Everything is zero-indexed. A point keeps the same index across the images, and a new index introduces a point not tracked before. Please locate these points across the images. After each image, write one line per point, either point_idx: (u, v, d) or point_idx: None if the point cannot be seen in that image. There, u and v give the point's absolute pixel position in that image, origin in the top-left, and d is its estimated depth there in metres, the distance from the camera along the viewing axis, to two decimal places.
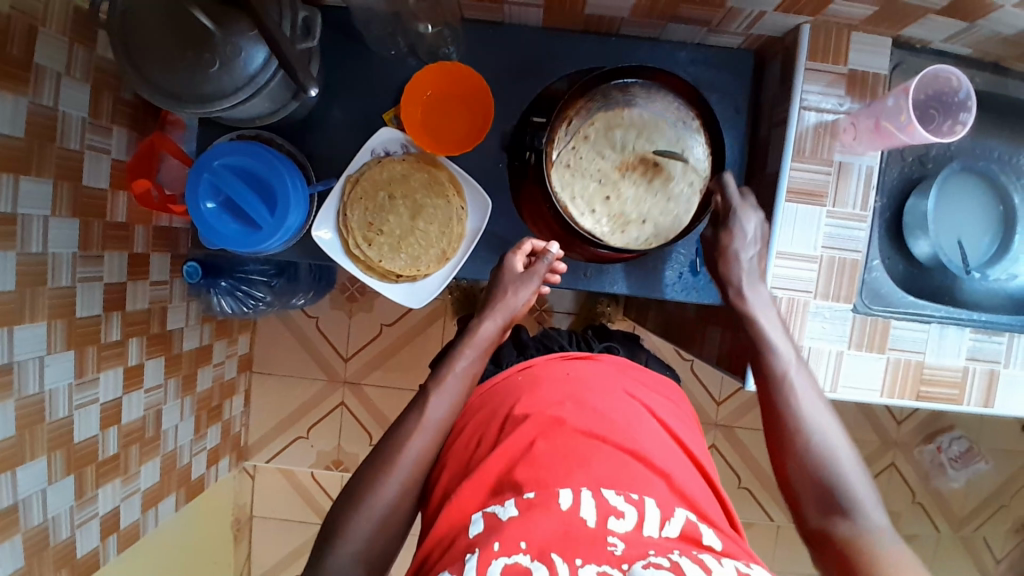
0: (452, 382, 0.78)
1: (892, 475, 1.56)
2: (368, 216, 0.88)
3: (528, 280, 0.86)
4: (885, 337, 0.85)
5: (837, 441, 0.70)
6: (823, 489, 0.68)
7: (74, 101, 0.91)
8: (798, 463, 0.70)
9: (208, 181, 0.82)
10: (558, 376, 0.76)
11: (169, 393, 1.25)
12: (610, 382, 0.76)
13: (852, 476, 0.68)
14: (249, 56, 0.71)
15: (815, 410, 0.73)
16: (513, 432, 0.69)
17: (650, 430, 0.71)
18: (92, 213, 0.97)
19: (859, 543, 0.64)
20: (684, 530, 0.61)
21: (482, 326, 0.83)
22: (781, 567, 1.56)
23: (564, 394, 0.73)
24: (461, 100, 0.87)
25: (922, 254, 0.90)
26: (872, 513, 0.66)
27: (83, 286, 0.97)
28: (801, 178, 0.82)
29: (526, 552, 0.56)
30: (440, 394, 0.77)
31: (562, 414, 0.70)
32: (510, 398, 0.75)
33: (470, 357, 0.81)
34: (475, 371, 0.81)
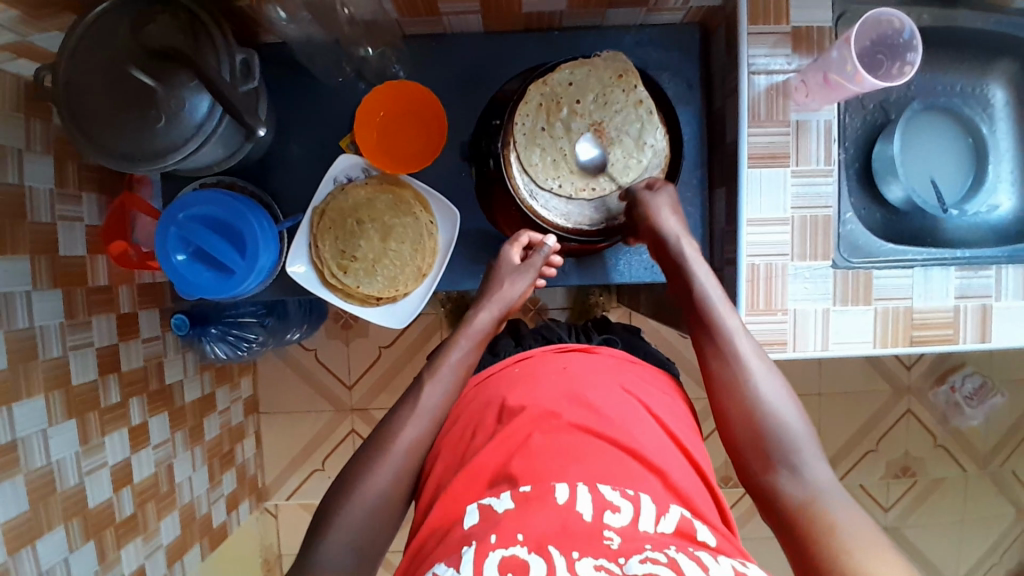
0: (447, 372, 0.79)
1: (909, 423, 1.55)
2: (339, 245, 0.88)
3: (524, 274, 0.86)
4: (869, 288, 0.84)
5: (775, 394, 0.70)
6: (767, 445, 0.68)
7: (40, 175, 0.92)
8: (741, 416, 0.70)
9: (175, 234, 0.82)
10: (553, 371, 0.75)
11: (177, 446, 1.25)
12: (604, 376, 0.75)
13: (795, 431, 0.68)
14: (193, 106, 0.72)
15: (764, 375, 0.72)
16: (510, 424, 0.69)
17: (643, 423, 0.70)
18: (73, 281, 0.98)
19: (807, 499, 0.63)
20: (679, 526, 0.60)
21: (478, 317, 0.84)
22: None
23: (559, 389, 0.72)
24: (414, 116, 0.87)
25: (896, 199, 0.90)
26: (818, 471, 0.66)
27: (75, 353, 0.98)
28: (762, 142, 0.82)
29: (523, 544, 0.55)
30: (435, 382, 0.78)
31: (557, 408, 0.69)
32: (504, 388, 0.74)
33: (465, 349, 0.82)
34: (470, 363, 0.81)
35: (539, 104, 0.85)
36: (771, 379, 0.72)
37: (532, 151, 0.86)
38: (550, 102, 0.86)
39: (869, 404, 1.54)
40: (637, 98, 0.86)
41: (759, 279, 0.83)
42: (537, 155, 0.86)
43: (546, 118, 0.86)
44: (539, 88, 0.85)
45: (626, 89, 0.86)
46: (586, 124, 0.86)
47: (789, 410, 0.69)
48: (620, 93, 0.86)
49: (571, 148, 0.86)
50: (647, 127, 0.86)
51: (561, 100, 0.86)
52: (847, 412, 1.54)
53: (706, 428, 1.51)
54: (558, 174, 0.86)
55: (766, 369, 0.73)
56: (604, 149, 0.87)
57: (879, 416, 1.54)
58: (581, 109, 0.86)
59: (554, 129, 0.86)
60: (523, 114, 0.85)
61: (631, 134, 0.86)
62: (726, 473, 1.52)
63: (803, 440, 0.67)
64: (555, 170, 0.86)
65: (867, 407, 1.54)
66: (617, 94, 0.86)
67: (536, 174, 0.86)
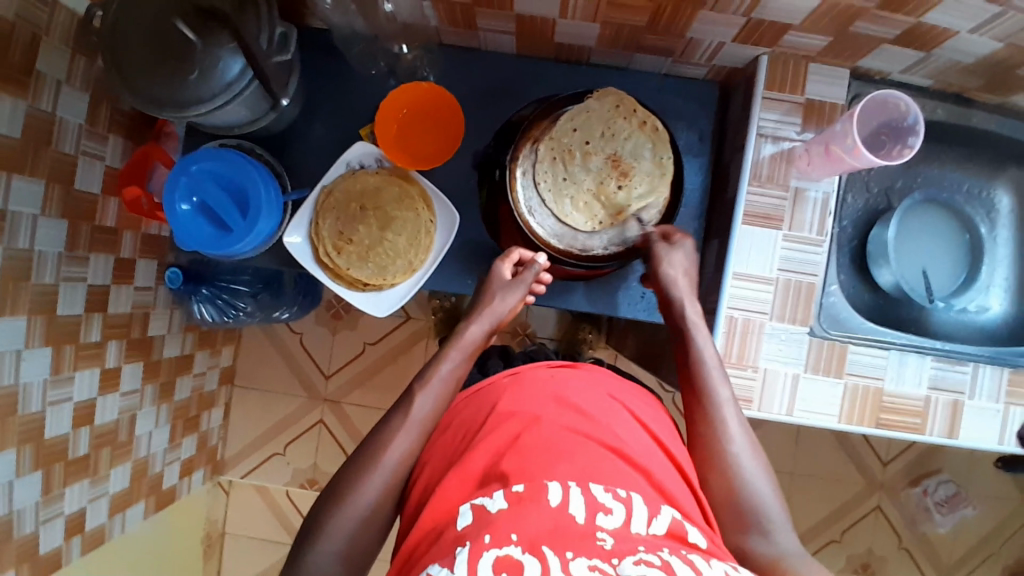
0: (438, 383, 0.78)
1: (878, 520, 1.52)
2: (339, 226, 0.91)
3: (516, 288, 0.86)
4: (842, 361, 0.85)
5: (748, 456, 0.72)
6: (737, 507, 0.69)
7: (72, 108, 0.96)
8: (718, 476, 0.71)
9: (185, 184, 0.85)
10: (541, 379, 0.75)
11: (145, 398, 1.26)
12: (591, 385, 0.76)
13: (766, 498, 0.69)
14: (226, 66, 0.76)
15: (743, 443, 0.73)
16: (499, 428, 0.68)
17: (631, 431, 0.71)
18: (80, 215, 1.01)
19: (778, 564, 0.64)
20: (670, 529, 0.58)
21: (471, 329, 0.84)
22: None
23: (544, 393, 0.73)
24: (431, 119, 0.92)
25: (886, 285, 0.92)
26: (784, 535, 0.67)
27: (66, 285, 1.00)
28: (759, 202, 0.84)
29: (517, 544, 0.52)
30: (426, 393, 0.77)
31: (542, 413, 0.69)
32: (493, 394, 0.75)
33: (455, 359, 0.82)
34: (460, 375, 0.81)
35: (553, 157, 0.85)
36: (747, 443, 0.73)
37: (540, 168, 0.86)
38: (564, 122, 0.86)
39: (840, 492, 1.51)
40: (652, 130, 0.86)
41: (735, 332, 0.84)
42: (544, 173, 0.86)
43: (563, 168, 0.86)
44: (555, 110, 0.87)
45: (639, 120, 0.86)
46: (603, 159, 0.85)
47: (758, 474, 0.71)
48: (626, 123, 0.85)
49: (597, 189, 0.85)
50: (659, 143, 0.86)
51: (574, 122, 0.86)
52: (816, 496, 1.51)
53: None
54: (564, 193, 0.86)
55: (746, 436, 0.74)
56: (628, 176, 0.85)
57: (848, 507, 1.52)
58: (593, 149, 0.85)
59: (574, 174, 0.85)
60: (536, 133, 0.87)
61: (645, 162, 0.85)
62: None
63: (773, 507, 0.69)
64: (558, 188, 0.86)
65: (837, 494, 1.52)
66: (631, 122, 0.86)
67: (539, 190, 0.86)
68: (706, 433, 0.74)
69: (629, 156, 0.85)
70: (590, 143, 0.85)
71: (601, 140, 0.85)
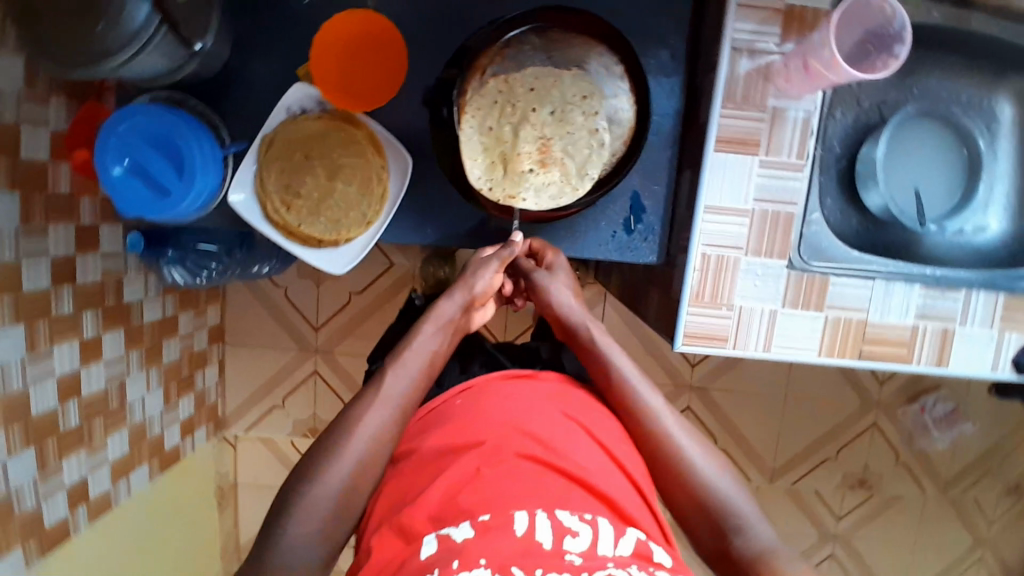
0: (410, 357, 0.77)
1: (875, 439, 1.56)
2: (285, 179, 0.85)
3: (489, 264, 0.85)
4: (823, 294, 0.80)
5: (704, 461, 0.76)
6: (709, 510, 0.73)
7: (6, 75, 0.89)
8: (682, 486, 0.74)
9: (114, 145, 0.80)
10: (497, 398, 0.71)
11: (132, 364, 1.26)
12: (550, 402, 0.72)
13: (731, 494, 0.74)
14: (134, 11, 0.68)
15: (695, 447, 0.76)
16: (457, 456, 0.65)
17: (594, 453, 0.68)
18: (31, 185, 0.96)
19: (759, 558, 0.69)
20: (636, 547, 0.59)
21: (443, 303, 0.82)
22: None
23: (501, 415, 0.68)
24: (372, 52, 0.83)
25: (875, 208, 0.86)
26: (756, 527, 0.72)
27: (28, 262, 0.96)
28: (734, 126, 0.76)
29: (486, 568, 0.53)
30: (400, 367, 0.76)
31: (502, 437, 0.65)
32: (449, 420, 0.70)
33: (429, 333, 0.80)
34: (433, 348, 0.79)
35: (494, 100, 0.83)
36: (698, 448, 0.77)
37: (476, 107, 0.83)
38: (520, 79, 0.83)
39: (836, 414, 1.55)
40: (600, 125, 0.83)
41: (710, 270, 0.78)
42: (477, 113, 0.83)
43: (497, 117, 0.83)
44: (517, 53, 0.83)
45: (593, 108, 0.83)
46: (536, 136, 0.82)
47: (720, 476, 0.75)
48: (579, 115, 0.83)
49: (515, 153, 0.83)
50: (593, 158, 0.84)
51: (531, 88, 0.83)
52: (812, 417, 1.54)
53: None
54: (484, 142, 0.83)
55: (693, 441, 0.77)
56: (546, 165, 0.83)
57: (844, 426, 1.55)
58: (535, 120, 0.82)
59: (503, 132, 0.83)
60: (489, 73, 0.83)
61: (575, 157, 0.83)
62: None
63: (743, 504, 0.73)
64: (483, 134, 0.83)
65: (831, 415, 1.56)
66: (583, 109, 0.83)
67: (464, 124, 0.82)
68: (655, 448, 0.77)
69: (563, 142, 0.83)
70: (535, 110, 0.82)
71: (546, 120, 0.83)
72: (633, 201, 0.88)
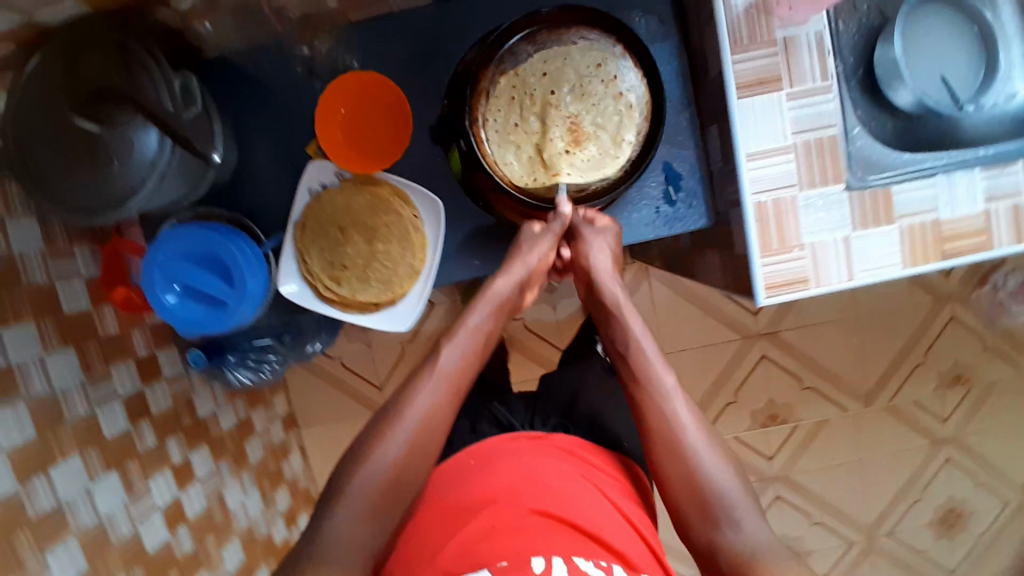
0: (463, 335, 0.78)
1: (956, 329, 1.59)
2: (327, 255, 0.86)
3: (541, 241, 0.80)
4: (889, 205, 0.78)
5: (710, 453, 0.73)
6: (703, 500, 0.70)
7: (24, 238, 0.86)
8: (678, 471, 0.73)
9: (161, 275, 0.81)
10: (512, 459, 0.76)
11: (224, 474, 1.26)
12: (563, 461, 0.77)
13: (734, 493, 0.71)
14: (143, 143, 0.69)
15: (699, 437, 0.74)
16: (476, 514, 0.70)
17: (606, 509, 0.73)
18: (82, 335, 0.95)
19: (744, 560, 0.66)
20: None
21: (495, 283, 0.80)
22: (872, 450, 1.64)
23: (521, 475, 0.74)
24: (375, 110, 0.84)
25: (906, 104, 0.85)
26: (752, 525, 0.69)
27: (102, 409, 0.96)
28: (748, 69, 0.74)
29: None
30: (453, 347, 0.77)
31: (519, 495, 0.71)
32: (465, 480, 0.75)
33: (482, 315, 0.80)
34: (487, 329, 0.80)
35: (510, 97, 0.78)
36: (709, 444, 0.74)
37: (494, 110, 0.78)
38: (529, 66, 0.77)
39: (910, 319, 1.58)
40: (622, 88, 0.77)
41: (768, 217, 0.76)
42: (496, 116, 0.78)
43: (518, 112, 0.78)
44: (513, 49, 0.77)
45: (610, 74, 0.77)
46: (561, 118, 0.77)
47: (723, 472, 0.72)
48: (598, 84, 0.77)
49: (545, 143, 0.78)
50: (626, 124, 0.77)
51: (544, 70, 0.77)
52: (886, 327, 1.59)
53: (740, 376, 1.59)
54: (511, 143, 0.78)
55: (703, 433, 0.75)
56: (580, 144, 0.78)
57: (922, 331, 1.59)
58: (556, 102, 0.77)
59: (528, 124, 0.78)
60: (493, 73, 0.78)
61: (608, 128, 0.78)
62: (774, 410, 1.61)
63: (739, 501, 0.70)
64: (507, 135, 0.78)
65: (909, 321, 1.59)
66: (601, 77, 0.77)
67: (485, 133, 0.78)
68: (665, 426, 0.75)
69: (590, 115, 0.77)
70: (554, 92, 0.77)
71: (568, 97, 0.77)
72: (666, 172, 0.86)
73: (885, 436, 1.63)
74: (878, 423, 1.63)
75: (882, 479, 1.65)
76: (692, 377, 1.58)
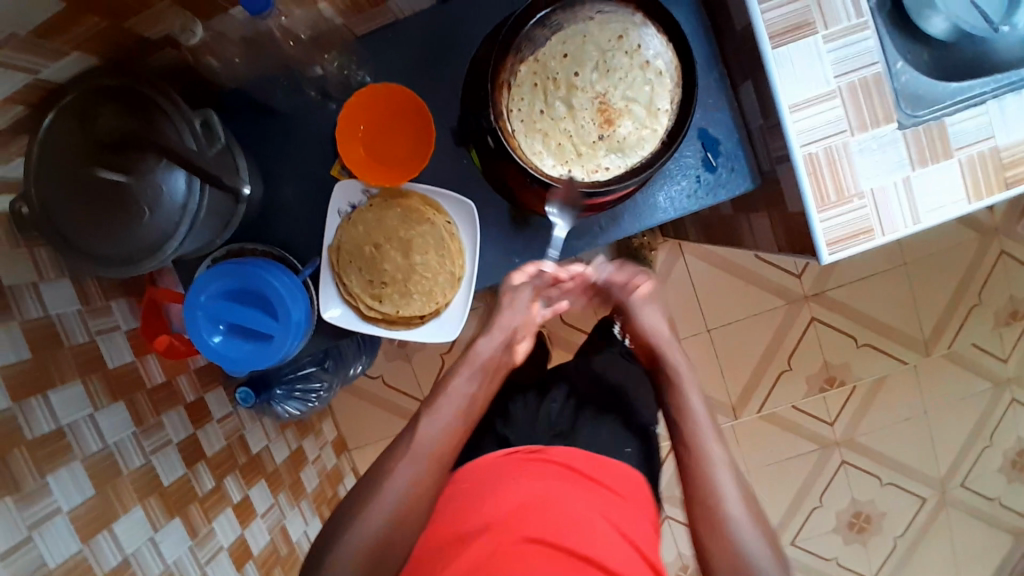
0: (444, 403, 0.78)
1: (1008, 264, 1.54)
2: (365, 274, 0.83)
3: (521, 297, 0.81)
4: (946, 139, 0.73)
5: (739, 510, 0.75)
6: (728, 551, 0.73)
7: (61, 299, 0.86)
8: (704, 514, 0.75)
9: (204, 317, 0.80)
10: (512, 480, 0.80)
11: (284, 506, 1.25)
12: (562, 483, 0.80)
13: (758, 553, 0.73)
14: (172, 186, 0.68)
15: (728, 485, 0.77)
16: (475, 542, 0.74)
17: (600, 530, 0.77)
18: (130, 388, 0.95)
19: None
20: None
21: (479, 344, 0.81)
22: (936, 403, 1.58)
23: (519, 499, 0.78)
24: (396, 121, 0.82)
25: (941, 33, 0.77)
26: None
27: (158, 457, 0.96)
28: (779, 17, 0.70)
29: None
30: (432, 415, 0.77)
31: (515, 523, 0.76)
32: (469, 504, 0.79)
33: (466, 377, 0.80)
34: (471, 391, 0.80)
35: (533, 85, 0.75)
36: (737, 498, 0.76)
37: (518, 100, 0.75)
38: (548, 50, 0.74)
39: (960, 260, 1.53)
40: (647, 57, 0.74)
41: (820, 167, 0.72)
42: (521, 107, 0.75)
43: (543, 99, 0.75)
44: (528, 34, 0.74)
45: (634, 44, 0.74)
46: (589, 99, 0.74)
47: (751, 531, 0.73)
48: (623, 57, 0.74)
49: (576, 126, 0.75)
50: (658, 92, 0.74)
51: (564, 52, 0.74)
52: (932, 272, 1.53)
53: (790, 341, 1.54)
54: (540, 131, 0.75)
55: (736, 491, 0.76)
56: (612, 123, 0.74)
57: (972, 271, 1.53)
58: (581, 82, 0.74)
59: (555, 110, 0.75)
60: (511, 63, 0.75)
61: (640, 101, 0.74)
62: (829, 373, 1.56)
63: (761, 558, 0.72)
64: (535, 124, 0.75)
65: (958, 262, 1.53)
66: (625, 50, 0.74)
67: (511, 125, 0.75)
68: (696, 471, 0.78)
69: (619, 91, 0.74)
70: (578, 73, 0.74)
71: (593, 76, 0.74)
72: (703, 138, 0.83)
73: (947, 384, 1.57)
74: (938, 372, 1.56)
75: (950, 429, 1.58)
76: (741, 350, 1.53)
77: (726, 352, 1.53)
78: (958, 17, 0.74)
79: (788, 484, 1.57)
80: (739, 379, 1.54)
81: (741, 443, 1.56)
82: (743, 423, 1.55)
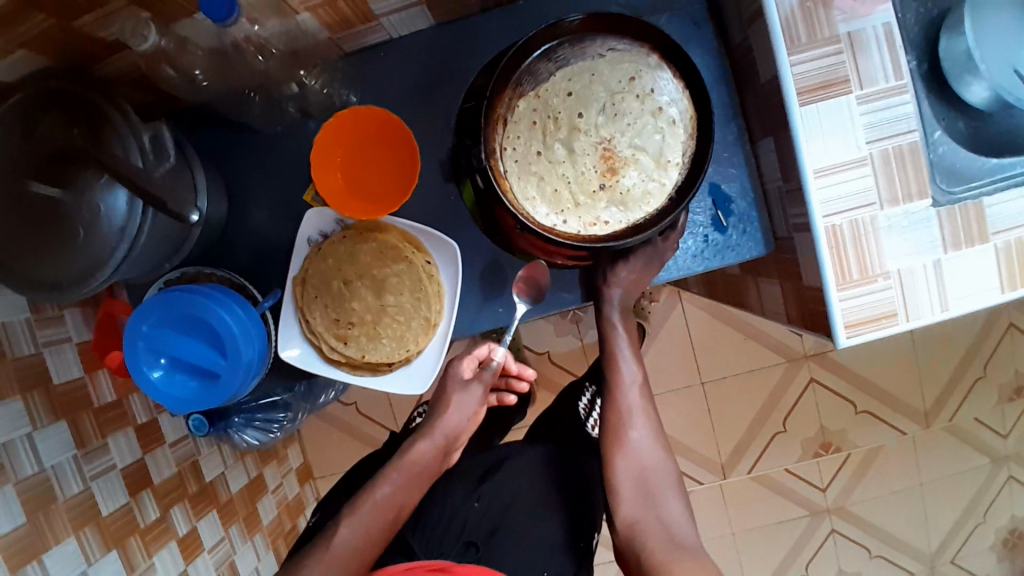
0: (367, 509, 0.74)
1: (1016, 337, 1.46)
2: (331, 313, 0.76)
3: (472, 393, 0.82)
4: (983, 223, 0.65)
5: (653, 462, 0.79)
6: (637, 492, 0.77)
7: (8, 305, 0.76)
8: (625, 469, 0.78)
9: (145, 347, 0.72)
10: None
11: (235, 541, 1.13)
12: None
13: (667, 496, 0.78)
14: (110, 206, 0.60)
15: (644, 441, 0.79)
16: None
17: None
18: (77, 408, 0.85)
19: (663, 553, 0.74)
20: None
21: (417, 446, 0.79)
22: (931, 475, 1.48)
23: None
24: (378, 146, 0.74)
25: (979, 101, 0.67)
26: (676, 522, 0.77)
27: (98, 482, 0.85)
28: (810, 71, 0.63)
29: None
30: (352, 520, 0.73)
31: None
32: None
33: (395, 482, 0.76)
34: (398, 500, 0.76)
35: (531, 123, 0.68)
36: (652, 451, 0.79)
37: (513, 138, 0.68)
38: (551, 86, 0.68)
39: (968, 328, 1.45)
40: (660, 104, 0.66)
41: (844, 242, 0.65)
42: (515, 146, 0.68)
43: (541, 139, 0.68)
44: (531, 67, 0.67)
45: (646, 88, 0.67)
46: (592, 143, 0.67)
47: (662, 477, 0.78)
48: (633, 101, 0.67)
49: (574, 172, 0.67)
50: (669, 143, 0.66)
51: (567, 90, 0.67)
52: (939, 341, 1.45)
53: (787, 402, 1.45)
54: (535, 174, 0.67)
55: (654, 449, 0.79)
56: (616, 173, 0.67)
57: (979, 342, 1.45)
58: (584, 125, 0.67)
59: (553, 152, 0.67)
60: (509, 97, 0.68)
61: (648, 151, 0.66)
62: (826, 438, 1.47)
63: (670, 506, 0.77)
64: (530, 166, 0.68)
65: (965, 332, 1.45)
66: (636, 93, 0.67)
67: (503, 165, 0.68)
68: (618, 433, 0.79)
69: (626, 137, 0.67)
70: (581, 113, 0.67)
71: (598, 118, 0.67)
72: (713, 195, 0.76)
73: (946, 458, 1.48)
74: (939, 445, 1.47)
75: (946, 505, 1.49)
76: (734, 405, 1.45)
77: (718, 407, 1.44)
78: (1001, 86, 0.65)
79: (772, 551, 1.47)
80: (731, 437, 1.45)
81: (726, 503, 1.46)
82: (731, 483, 1.45)
